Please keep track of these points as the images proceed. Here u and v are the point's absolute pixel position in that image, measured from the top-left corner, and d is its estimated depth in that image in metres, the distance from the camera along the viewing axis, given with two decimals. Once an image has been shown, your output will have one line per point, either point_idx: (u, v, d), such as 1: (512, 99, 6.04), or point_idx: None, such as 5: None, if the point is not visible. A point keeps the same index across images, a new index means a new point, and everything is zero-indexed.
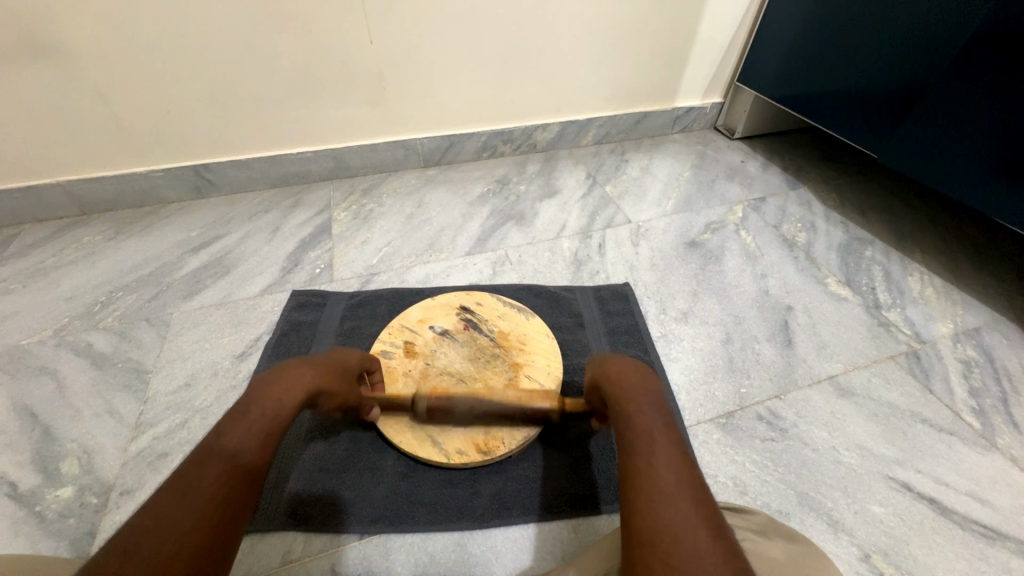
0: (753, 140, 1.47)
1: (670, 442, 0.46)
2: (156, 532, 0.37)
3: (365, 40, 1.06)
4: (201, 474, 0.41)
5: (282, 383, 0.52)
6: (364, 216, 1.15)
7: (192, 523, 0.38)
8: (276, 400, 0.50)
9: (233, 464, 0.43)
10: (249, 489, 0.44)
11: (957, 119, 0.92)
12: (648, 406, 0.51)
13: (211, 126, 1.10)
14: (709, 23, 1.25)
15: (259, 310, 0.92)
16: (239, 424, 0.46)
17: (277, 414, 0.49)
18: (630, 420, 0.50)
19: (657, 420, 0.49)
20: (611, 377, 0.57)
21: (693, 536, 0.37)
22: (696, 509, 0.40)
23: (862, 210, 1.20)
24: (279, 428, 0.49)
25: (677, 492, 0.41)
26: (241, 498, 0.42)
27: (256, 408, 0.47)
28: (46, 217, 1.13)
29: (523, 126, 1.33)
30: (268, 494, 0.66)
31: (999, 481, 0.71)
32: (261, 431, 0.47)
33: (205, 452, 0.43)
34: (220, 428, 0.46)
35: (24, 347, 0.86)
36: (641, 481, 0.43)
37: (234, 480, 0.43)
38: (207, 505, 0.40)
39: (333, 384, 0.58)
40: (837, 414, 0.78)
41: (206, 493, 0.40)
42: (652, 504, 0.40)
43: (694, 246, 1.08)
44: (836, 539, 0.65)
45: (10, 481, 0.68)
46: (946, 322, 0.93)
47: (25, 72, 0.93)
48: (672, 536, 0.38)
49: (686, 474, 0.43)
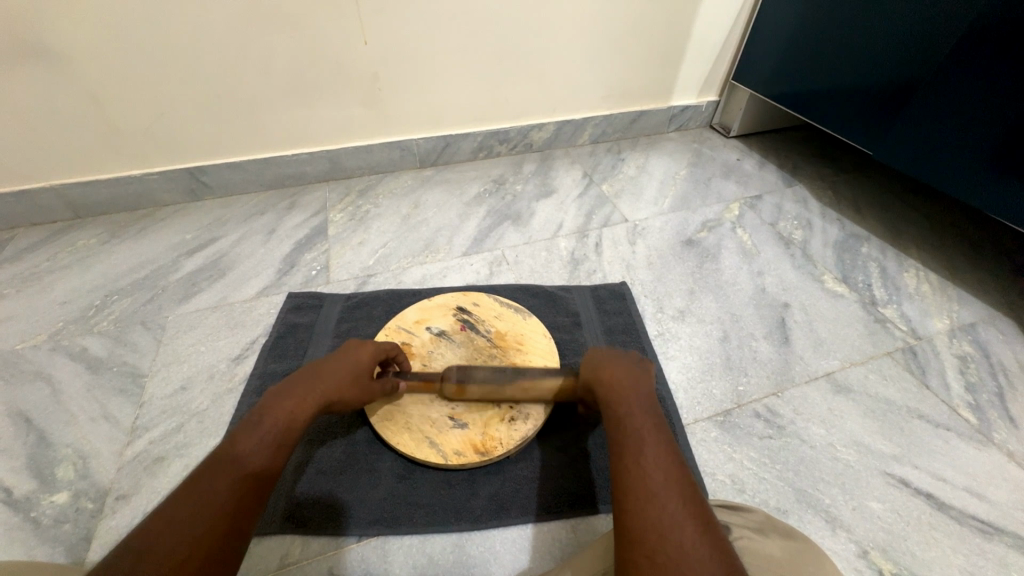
0: (749, 138, 1.47)
1: (660, 441, 0.46)
2: (167, 536, 0.37)
3: (359, 40, 1.05)
4: (215, 481, 0.42)
5: (296, 396, 0.52)
6: (360, 217, 1.15)
7: (202, 530, 0.39)
8: (289, 413, 0.50)
9: (244, 473, 0.44)
10: (259, 498, 0.44)
11: (951, 116, 0.92)
12: (639, 406, 0.51)
13: (206, 126, 1.09)
14: (704, 22, 1.25)
15: (256, 312, 0.92)
16: (252, 434, 0.47)
17: (291, 427, 0.50)
18: (619, 419, 0.50)
19: (648, 420, 0.49)
20: (602, 380, 0.56)
21: (680, 533, 0.38)
22: (685, 506, 0.40)
23: (857, 207, 1.20)
24: (290, 440, 0.49)
25: (666, 490, 0.41)
26: (249, 508, 0.43)
27: (269, 420, 0.48)
28: (39, 220, 1.13)
29: (520, 126, 1.33)
30: (282, 496, 0.66)
31: (996, 476, 0.71)
32: (273, 443, 0.47)
33: (217, 459, 0.44)
34: (232, 437, 0.46)
35: (19, 353, 0.85)
36: (630, 479, 0.43)
37: (245, 489, 0.43)
38: (218, 512, 0.40)
39: (349, 393, 0.57)
40: (835, 411, 0.78)
41: (218, 501, 0.41)
42: (642, 504, 0.41)
43: (691, 244, 1.08)
44: (834, 536, 0.65)
45: (6, 487, 0.68)
46: (942, 318, 0.94)
47: (19, 75, 0.93)
48: (659, 533, 0.38)
49: (675, 470, 0.43)
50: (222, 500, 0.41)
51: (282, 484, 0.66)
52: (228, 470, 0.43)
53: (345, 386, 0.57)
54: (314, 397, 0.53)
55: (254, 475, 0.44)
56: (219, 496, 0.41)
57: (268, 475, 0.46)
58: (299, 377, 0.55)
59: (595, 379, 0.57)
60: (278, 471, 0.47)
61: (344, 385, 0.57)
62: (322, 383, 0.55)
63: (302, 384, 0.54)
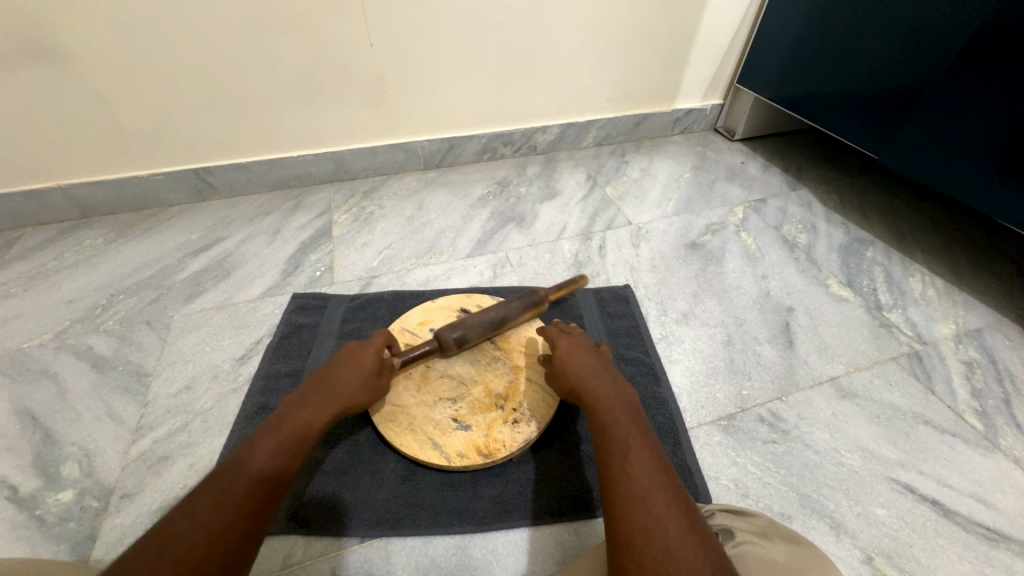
0: (753, 141, 1.47)
1: (644, 445, 0.47)
2: (184, 535, 0.38)
3: (365, 43, 1.06)
4: (228, 482, 0.43)
5: (313, 402, 0.52)
6: (364, 218, 1.16)
7: (217, 533, 0.39)
8: (305, 419, 0.51)
9: (258, 477, 0.44)
10: (271, 502, 0.44)
11: (957, 122, 0.92)
12: (623, 411, 0.52)
13: (213, 127, 1.10)
14: (709, 25, 1.25)
15: (260, 313, 0.92)
16: (270, 439, 0.47)
17: (305, 431, 0.50)
18: (604, 424, 0.51)
19: (632, 424, 0.50)
20: (589, 388, 0.56)
21: (665, 535, 0.38)
22: (671, 508, 0.40)
23: (862, 211, 1.20)
24: (304, 445, 0.50)
25: (653, 495, 0.42)
26: (262, 512, 0.43)
27: (286, 426, 0.49)
28: (45, 220, 1.13)
29: (523, 128, 1.33)
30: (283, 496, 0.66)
31: (1002, 484, 0.71)
32: (289, 448, 0.48)
33: (235, 462, 0.44)
34: (251, 441, 0.47)
35: (24, 351, 0.86)
36: (617, 485, 0.44)
37: (257, 492, 0.43)
38: (229, 514, 0.41)
39: (361, 399, 0.58)
40: (839, 416, 0.78)
41: (233, 505, 0.41)
42: (630, 510, 0.41)
43: (695, 247, 1.08)
44: (839, 542, 0.64)
45: (11, 485, 0.68)
46: (947, 323, 0.93)
47: (28, 75, 0.93)
48: (647, 537, 0.38)
49: (660, 475, 0.44)
50: (234, 503, 0.42)
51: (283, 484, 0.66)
52: (242, 473, 0.44)
53: (358, 391, 0.57)
54: (329, 403, 0.54)
55: (268, 480, 0.45)
56: (234, 499, 0.42)
57: (281, 479, 0.46)
58: (316, 381, 0.55)
59: (578, 385, 0.57)
60: (291, 475, 0.47)
61: (357, 391, 0.57)
62: (337, 389, 0.55)
63: (317, 390, 0.54)
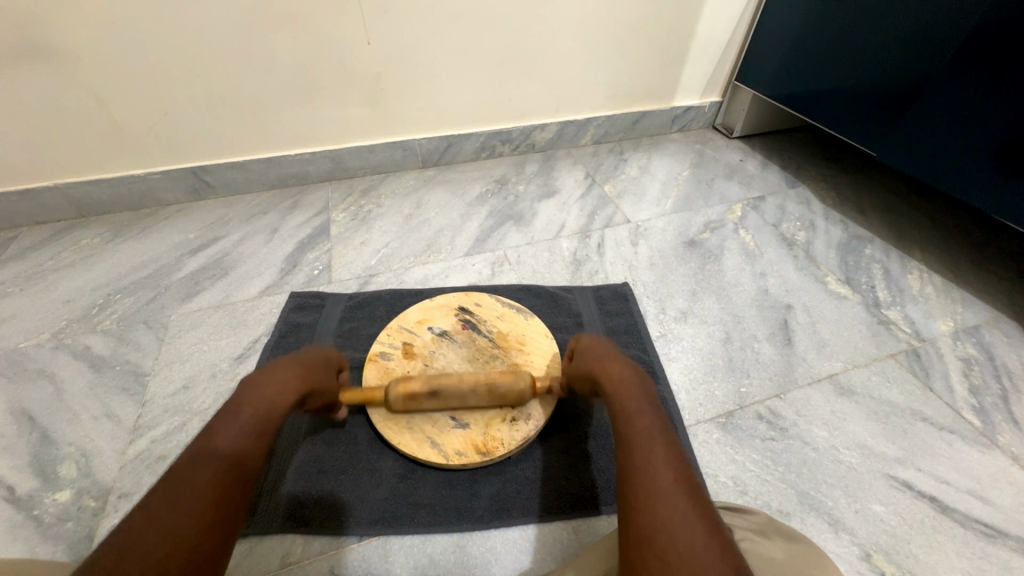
0: (751, 138, 1.47)
1: (666, 445, 0.46)
2: (157, 524, 0.36)
3: (362, 40, 1.06)
4: (196, 475, 0.41)
5: (269, 388, 0.53)
6: (362, 217, 1.15)
7: (191, 519, 0.38)
8: (268, 403, 0.51)
9: (225, 461, 0.43)
10: (242, 486, 0.44)
11: (955, 119, 0.92)
12: (644, 409, 0.51)
13: (210, 126, 1.10)
14: (708, 22, 1.25)
15: (258, 312, 0.92)
16: (230, 426, 0.47)
17: (270, 414, 0.50)
18: (625, 422, 0.50)
19: (652, 420, 0.49)
20: (611, 388, 0.56)
21: (687, 530, 0.37)
22: (693, 506, 0.39)
23: (860, 208, 1.20)
24: (269, 427, 0.50)
25: (674, 491, 0.41)
26: (236, 496, 0.42)
27: (247, 408, 0.49)
28: (41, 220, 1.13)
29: (521, 126, 1.32)
30: (269, 497, 0.65)
31: (1000, 480, 0.71)
32: (252, 431, 0.47)
33: (198, 452, 0.43)
34: (213, 429, 0.46)
35: (22, 351, 0.86)
36: (638, 482, 0.43)
37: (227, 477, 0.43)
38: (202, 503, 0.39)
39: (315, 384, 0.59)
40: (838, 414, 0.78)
41: (202, 489, 0.40)
42: (650, 507, 0.40)
43: (694, 245, 1.08)
44: (837, 538, 0.64)
45: (8, 486, 0.68)
46: (945, 320, 0.93)
47: (24, 74, 0.93)
48: (667, 533, 0.37)
49: (683, 473, 0.43)
50: (207, 491, 0.41)
51: (263, 485, 0.66)
52: (207, 460, 0.43)
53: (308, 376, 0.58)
54: (288, 388, 0.54)
55: (237, 464, 0.44)
56: (204, 485, 0.41)
57: (250, 466, 0.45)
58: (264, 371, 0.55)
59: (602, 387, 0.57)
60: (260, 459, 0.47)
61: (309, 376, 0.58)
62: (290, 375, 0.56)
63: (273, 377, 0.54)
